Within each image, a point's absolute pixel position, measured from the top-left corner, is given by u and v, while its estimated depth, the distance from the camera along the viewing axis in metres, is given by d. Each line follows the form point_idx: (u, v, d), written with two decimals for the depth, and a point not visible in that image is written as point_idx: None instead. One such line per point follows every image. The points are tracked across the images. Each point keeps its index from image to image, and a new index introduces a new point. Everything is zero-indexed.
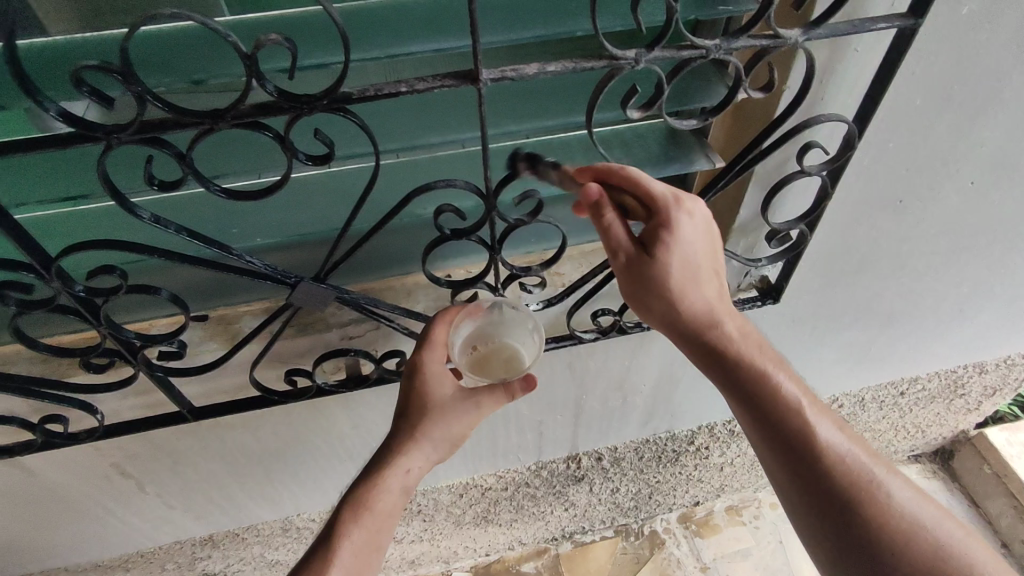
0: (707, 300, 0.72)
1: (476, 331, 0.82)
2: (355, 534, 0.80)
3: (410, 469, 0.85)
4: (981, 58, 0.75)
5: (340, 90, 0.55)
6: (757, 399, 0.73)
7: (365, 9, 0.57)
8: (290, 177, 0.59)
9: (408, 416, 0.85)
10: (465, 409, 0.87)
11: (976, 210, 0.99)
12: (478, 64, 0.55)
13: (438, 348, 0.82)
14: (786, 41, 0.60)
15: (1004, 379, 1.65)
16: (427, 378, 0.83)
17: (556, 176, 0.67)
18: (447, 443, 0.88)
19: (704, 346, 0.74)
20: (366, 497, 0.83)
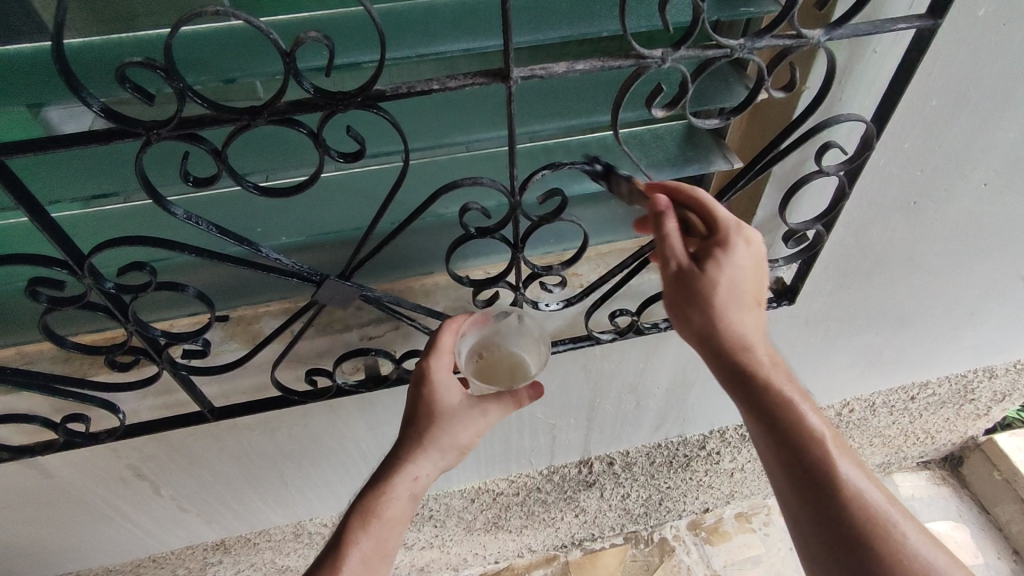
0: (740, 321, 0.71)
1: (483, 339, 0.86)
2: (363, 540, 0.79)
3: (417, 477, 0.83)
4: (996, 60, 0.76)
5: (374, 88, 0.57)
6: (783, 429, 0.70)
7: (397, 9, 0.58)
8: (322, 174, 0.60)
9: (415, 423, 0.83)
10: (471, 417, 0.83)
11: (989, 212, 1.00)
12: (509, 62, 0.56)
13: (444, 354, 0.81)
14: (809, 41, 0.62)
15: (1014, 384, 1.65)
16: (433, 386, 0.82)
17: (627, 187, 0.71)
18: (455, 452, 0.85)
19: (732, 367, 0.71)
20: (375, 506, 0.81)
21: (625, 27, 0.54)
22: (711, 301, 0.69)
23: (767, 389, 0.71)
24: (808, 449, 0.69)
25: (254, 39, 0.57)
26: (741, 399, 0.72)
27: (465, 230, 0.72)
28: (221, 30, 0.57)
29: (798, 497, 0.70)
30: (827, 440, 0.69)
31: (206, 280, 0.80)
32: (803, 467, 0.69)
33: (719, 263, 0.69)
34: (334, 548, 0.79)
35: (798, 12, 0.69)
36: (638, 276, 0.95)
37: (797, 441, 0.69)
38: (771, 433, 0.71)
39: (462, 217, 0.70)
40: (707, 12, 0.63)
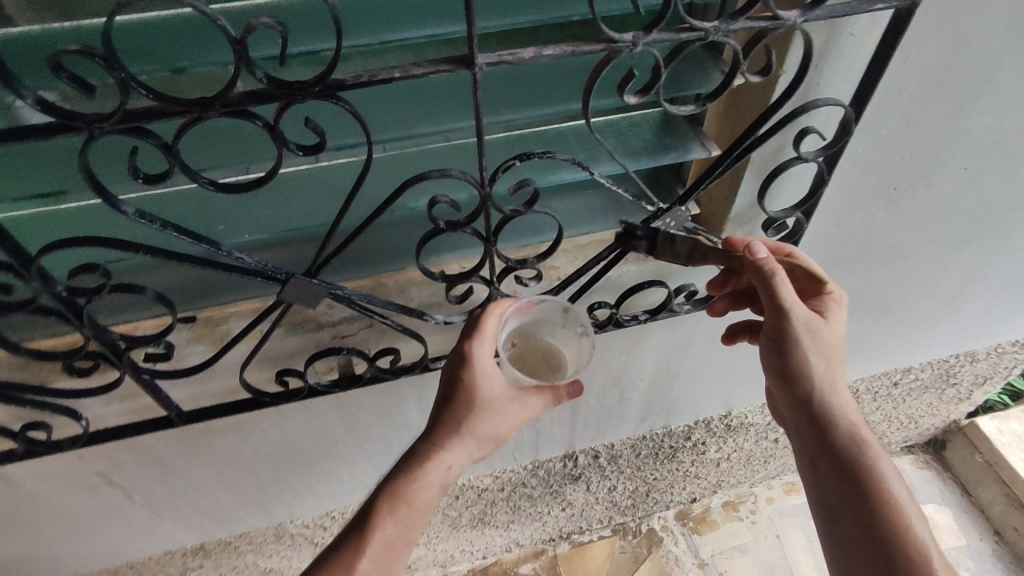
0: (836, 379, 0.81)
1: (517, 327, 0.87)
2: (389, 525, 0.79)
3: (450, 465, 0.81)
4: (971, 41, 0.75)
5: (332, 76, 0.54)
6: (863, 481, 0.79)
7: None
8: (281, 168, 0.58)
9: (450, 407, 0.81)
10: (509, 409, 0.82)
11: (967, 198, 0.99)
12: (473, 47, 0.53)
13: (486, 339, 0.79)
14: (785, 23, 0.59)
15: (995, 368, 1.65)
16: (477, 373, 0.79)
17: (687, 249, 0.78)
18: (489, 442, 0.83)
19: (823, 417, 0.82)
20: (403, 491, 0.80)
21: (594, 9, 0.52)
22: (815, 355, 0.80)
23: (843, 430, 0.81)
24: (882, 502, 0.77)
25: (200, 27, 0.54)
26: (825, 447, 0.82)
27: (435, 224, 0.70)
28: (162, 19, 0.54)
29: (866, 549, 0.77)
30: (900, 498, 0.78)
31: (167, 280, 0.77)
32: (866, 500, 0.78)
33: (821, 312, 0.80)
34: (357, 530, 0.79)
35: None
36: (616, 268, 0.93)
37: (872, 492, 0.78)
38: (845, 474, 0.80)
39: (431, 210, 0.68)
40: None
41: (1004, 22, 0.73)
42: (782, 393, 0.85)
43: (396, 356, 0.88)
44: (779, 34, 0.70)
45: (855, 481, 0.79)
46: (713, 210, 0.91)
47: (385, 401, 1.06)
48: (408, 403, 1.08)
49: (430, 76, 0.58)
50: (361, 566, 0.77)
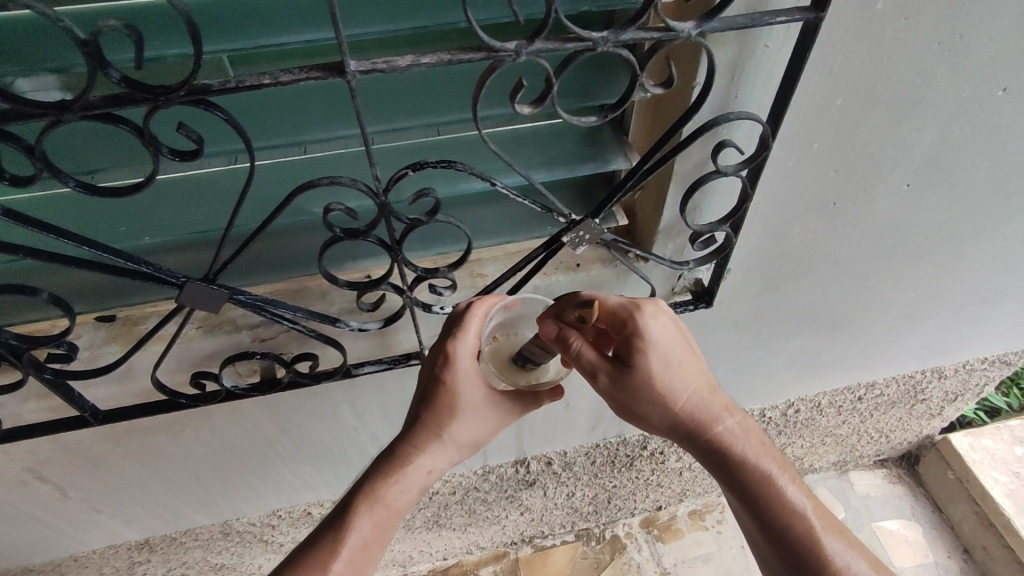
0: (685, 399, 0.82)
1: (500, 321, 0.86)
2: (366, 525, 0.81)
3: (431, 469, 0.85)
4: (900, 57, 0.71)
5: (198, 80, 0.52)
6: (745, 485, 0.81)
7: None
8: (156, 174, 0.57)
9: (432, 408, 0.82)
10: (489, 414, 0.86)
11: (913, 214, 0.96)
12: (340, 55, 0.51)
13: (469, 338, 0.79)
14: (678, 34, 0.57)
15: (965, 385, 1.62)
16: (459, 374, 0.81)
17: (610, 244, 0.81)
18: (467, 446, 0.87)
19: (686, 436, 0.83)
20: (381, 493, 0.83)
21: (469, 15, 0.50)
22: (646, 399, 0.80)
23: (704, 438, 0.83)
24: (767, 500, 0.80)
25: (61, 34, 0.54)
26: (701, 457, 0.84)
27: (333, 231, 0.68)
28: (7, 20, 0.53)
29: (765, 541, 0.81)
30: (783, 486, 0.81)
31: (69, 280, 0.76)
32: (747, 496, 0.81)
33: (636, 351, 0.78)
34: (333, 529, 0.81)
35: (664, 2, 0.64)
36: (544, 277, 0.91)
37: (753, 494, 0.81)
38: (722, 475, 0.83)
39: (325, 218, 0.66)
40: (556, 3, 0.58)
41: (935, 35, 0.70)
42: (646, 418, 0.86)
43: (315, 362, 0.87)
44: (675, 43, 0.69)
45: (733, 480, 0.82)
46: (644, 222, 0.89)
47: (316, 404, 1.05)
48: (341, 407, 1.07)
49: (306, 83, 0.56)
50: (335, 566, 0.78)
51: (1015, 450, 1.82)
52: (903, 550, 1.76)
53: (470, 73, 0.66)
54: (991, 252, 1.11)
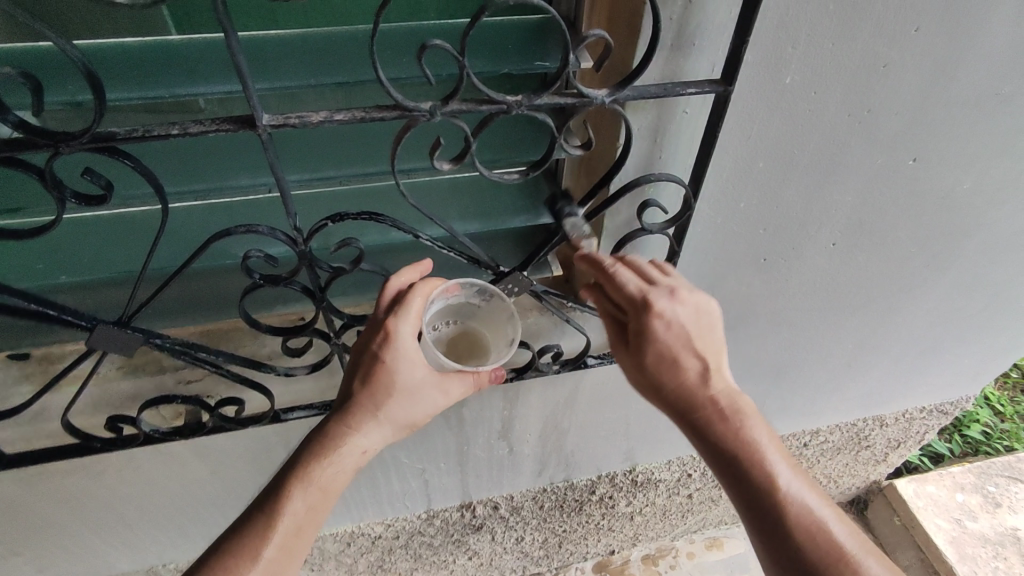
0: (673, 371, 0.75)
1: (444, 310, 0.81)
2: (300, 505, 0.73)
3: (366, 449, 0.77)
4: (816, 125, 0.75)
5: (102, 129, 0.52)
6: (775, 510, 0.69)
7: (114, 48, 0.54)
8: (58, 219, 0.55)
9: (368, 389, 0.75)
10: (430, 395, 0.78)
11: (843, 270, 1.00)
12: (251, 109, 0.52)
13: (412, 319, 0.73)
14: (591, 101, 0.59)
15: (907, 433, 1.65)
16: (397, 352, 0.74)
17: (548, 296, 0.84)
18: (405, 427, 0.79)
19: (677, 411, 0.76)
20: (316, 474, 0.74)
21: (378, 72, 0.51)
22: (640, 358, 0.75)
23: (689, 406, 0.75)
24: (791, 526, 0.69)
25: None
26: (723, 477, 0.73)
27: (252, 278, 0.67)
28: None
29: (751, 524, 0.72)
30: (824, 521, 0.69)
31: None
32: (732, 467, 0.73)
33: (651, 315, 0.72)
34: (263, 515, 0.72)
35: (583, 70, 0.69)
36: None
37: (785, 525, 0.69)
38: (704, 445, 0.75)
39: (245, 265, 0.65)
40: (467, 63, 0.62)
41: (846, 108, 0.73)
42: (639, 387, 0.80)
43: (241, 407, 0.84)
44: (593, 109, 0.73)
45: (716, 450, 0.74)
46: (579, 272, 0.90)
47: (247, 448, 1.01)
48: (274, 451, 1.03)
49: (218, 134, 0.56)
50: (266, 551, 0.70)
51: (957, 497, 1.84)
52: None
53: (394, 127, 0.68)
54: (919, 307, 1.15)
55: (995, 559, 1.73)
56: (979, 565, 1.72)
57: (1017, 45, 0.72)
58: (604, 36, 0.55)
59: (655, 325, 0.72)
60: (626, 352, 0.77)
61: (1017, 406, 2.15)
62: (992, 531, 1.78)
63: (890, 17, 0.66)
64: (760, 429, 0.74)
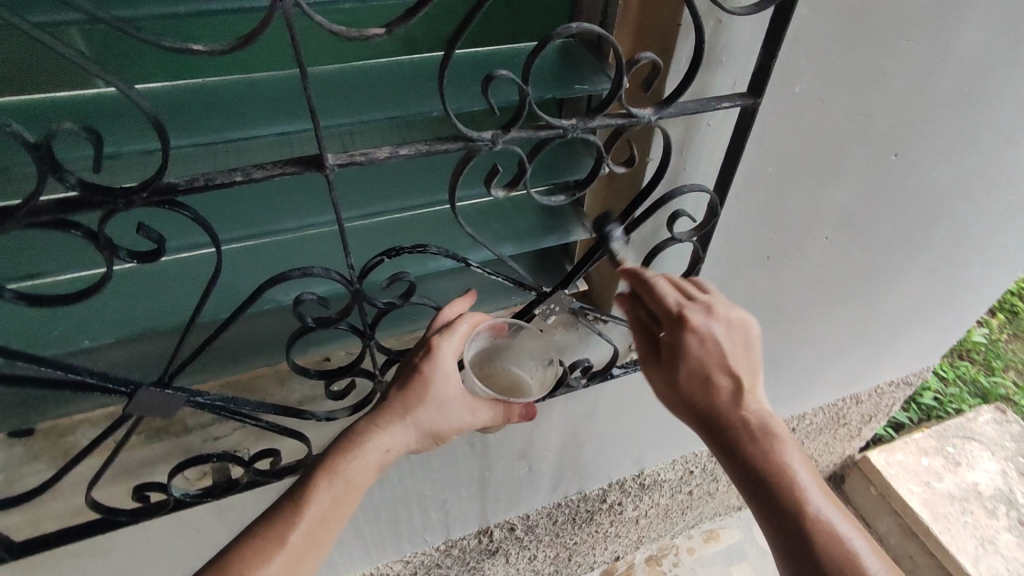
0: (710, 386, 0.75)
1: (484, 350, 0.83)
2: (326, 499, 0.68)
3: (391, 449, 0.72)
4: (818, 129, 0.80)
5: (163, 180, 0.49)
6: (808, 538, 0.69)
7: (179, 90, 0.52)
8: (110, 278, 0.52)
9: (402, 391, 0.72)
10: (458, 410, 0.75)
11: (833, 261, 1.06)
12: (320, 149, 0.50)
13: (456, 340, 0.73)
14: (640, 120, 0.61)
15: (878, 406, 1.77)
16: (436, 365, 0.72)
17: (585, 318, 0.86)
18: (430, 436, 0.75)
19: (714, 431, 0.76)
20: (342, 467, 0.70)
21: (445, 106, 0.51)
22: (675, 370, 0.75)
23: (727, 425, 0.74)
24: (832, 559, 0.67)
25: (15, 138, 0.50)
26: (758, 503, 0.73)
27: (302, 322, 0.65)
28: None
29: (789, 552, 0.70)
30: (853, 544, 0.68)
31: None
32: (768, 492, 0.72)
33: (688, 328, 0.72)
34: (290, 502, 0.68)
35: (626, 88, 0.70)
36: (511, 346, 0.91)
37: (816, 546, 0.68)
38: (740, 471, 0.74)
39: (297, 309, 0.63)
40: (530, 93, 0.62)
41: (843, 111, 0.79)
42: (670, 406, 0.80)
43: (278, 459, 0.80)
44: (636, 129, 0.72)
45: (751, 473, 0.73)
46: (601, 287, 0.92)
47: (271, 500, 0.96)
48: None
49: (278, 177, 0.54)
50: (292, 539, 0.66)
51: (922, 461, 1.96)
52: None
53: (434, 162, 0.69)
54: (893, 289, 1.23)
55: (964, 515, 1.85)
56: (951, 523, 1.83)
57: (982, 46, 0.80)
58: (655, 59, 0.57)
59: (689, 338, 0.72)
60: (658, 366, 0.77)
61: (958, 371, 2.33)
62: (957, 489, 1.90)
63: (883, 27, 0.71)
64: (797, 458, 0.73)
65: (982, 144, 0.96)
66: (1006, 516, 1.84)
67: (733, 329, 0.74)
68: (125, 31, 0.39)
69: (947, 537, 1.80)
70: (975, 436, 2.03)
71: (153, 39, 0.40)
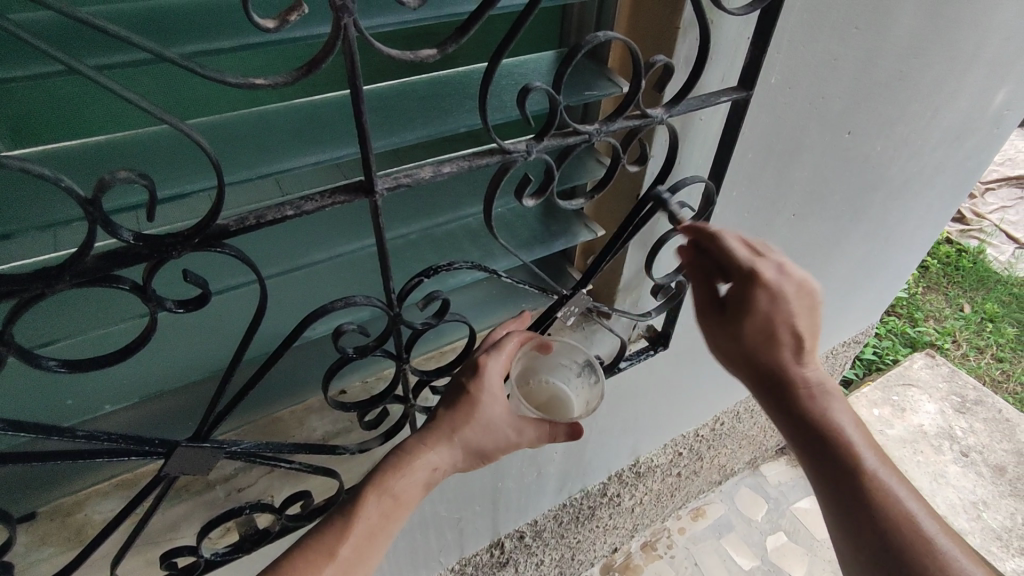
0: (778, 341, 0.75)
1: (527, 371, 0.84)
2: (374, 514, 0.68)
3: (437, 468, 0.70)
4: (788, 115, 0.87)
5: (213, 225, 0.46)
6: (851, 478, 0.74)
7: (210, 122, 0.49)
8: (156, 332, 0.48)
9: (450, 409, 0.71)
10: (505, 430, 0.73)
11: (800, 235, 1.15)
12: (370, 175, 0.50)
13: (503, 357, 0.73)
14: (654, 120, 0.64)
15: (834, 366, 1.90)
16: (483, 384, 0.71)
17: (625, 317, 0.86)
18: (477, 458, 0.73)
19: (772, 381, 0.77)
20: (389, 483, 0.69)
21: (486, 122, 0.52)
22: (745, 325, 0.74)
23: (783, 376, 0.77)
24: (874, 499, 0.72)
25: (52, 188, 0.46)
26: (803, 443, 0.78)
27: (343, 354, 0.63)
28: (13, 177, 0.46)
29: (829, 487, 0.76)
30: (896, 492, 0.72)
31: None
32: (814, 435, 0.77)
33: (762, 289, 0.71)
34: (340, 518, 0.68)
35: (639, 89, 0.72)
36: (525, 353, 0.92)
37: (865, 492, 0.73)
38: (789, 414, 0.78)
39: (338, 341, 0.61)
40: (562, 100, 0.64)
41: (808, 96, 0.86)
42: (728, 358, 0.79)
43: (308, 502, 0.76)
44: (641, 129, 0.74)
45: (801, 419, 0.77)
46: (605, 286, 0.95)
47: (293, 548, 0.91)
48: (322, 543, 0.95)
49: (323, 208, 0.53)
50: (341, 553, 0.66)
51: (874, 412, 2.11)
52: (820, 523, 1.97)
53: (452, 180, 0.69)
54: (845, 255, 1.34)
55: (917, 455, 2.00)
56: (907, 464, 1.97)
57: (915, 29, 0.89)
58: (668, 61, 0.60)
59: (761, 299, 0.71)
60: (717, 322, 0.76)
61: (888, 325, 2.55)
62: (907, 432, 2.06)
63: (842, 17, 0.79)
64: (842, 409, 0.78)
65: (914, 116, 1.07)
66: (950, 450, 2.02)
67: (804, 293, 0.72)
68: (193, 69, 0.37)
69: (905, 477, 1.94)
70: (914, 381, 2.21)
71: (220, 75, 0.38)
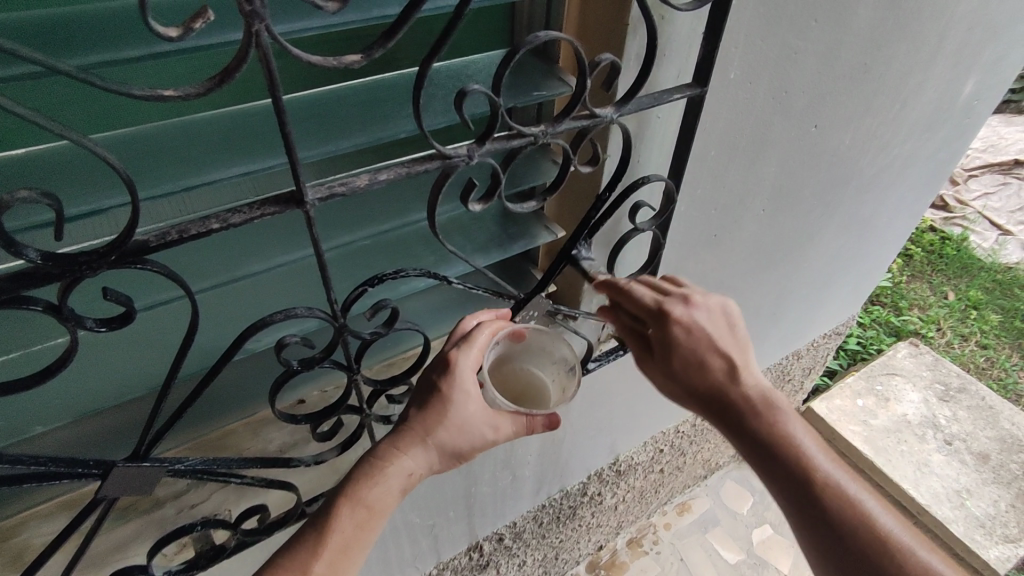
0: (707, 368, 0.77)
1: (502, 357, 0.81)
2: (348, 525, 0.66)
3: (413, 473, 0.69)
4: (750, 110, 0.85)
5: (131, 241, 0.44)
6: (808, 490, 0.73)
7: (125, 134, 0.48)
8: (77, 353, 0.46)
9: (422, 411, 0.70)
10: (480, 429, 0.72)
11: (771, 230, 1.14)
12: (299, 185, 0.48)
13: (474, 352, 0.71)
14: (603, 119, 0.63)
15: (815, 359, 1.90)
16: (456, 381, 0.70)
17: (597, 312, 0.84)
18: (453, 459, 0.72)
19: (715, 406, 0.78)
20: (363, 493, 0.67)
21: (422, 127, 0.50)
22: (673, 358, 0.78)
23: (724, 398, 0.77)
24: (828, 508, 0.71)
25: None
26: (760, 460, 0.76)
27: (287, 366, 0.61)
28: None
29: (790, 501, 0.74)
30: (853, 499, 0.72)
31: None
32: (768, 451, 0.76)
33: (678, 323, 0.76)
34: (311, 532, 0.66)
35: (590, 88, 0.71)
36: None
37: (823, 502, 0.72)
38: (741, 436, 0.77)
39: (281, 354, 0.59)
40: (505, 101, 0.62)
41: (769, 91, 0.85)
42: (671, 391, 0.81)
43: (264, 515, 0.74)
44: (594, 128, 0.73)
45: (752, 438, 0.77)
46: (570, 287, 0.93)
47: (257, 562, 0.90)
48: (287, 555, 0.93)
49: (255, 219, 0.51)
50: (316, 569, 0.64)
51: (858, 402, 2.10)
52: None
53: (397, 187, 0.67)
54: (819, 249, 1.33)
55: (901, 445, 2.00)
56: (891, 454, 1.97)
57: (876, 20, 0.88)
58: (615, 59, 0.58)
59: (678, 332, 0.76)
60: (655, 363, 0.81)
61: (872, 315, 2.55)
62: (891, 422, 2.05)
63: (800, 11, 0.77)
64: (791, 421, 0.77)
65: (882, 107, 1.06)
66: (934, 439, 2.01)
67: (716, 320, 0.77)
68: (90, 82, 0.35)
69: (890, 467, 1.93)
70: (897, 370, 2.21)
71: (123, 88, 0.36)
